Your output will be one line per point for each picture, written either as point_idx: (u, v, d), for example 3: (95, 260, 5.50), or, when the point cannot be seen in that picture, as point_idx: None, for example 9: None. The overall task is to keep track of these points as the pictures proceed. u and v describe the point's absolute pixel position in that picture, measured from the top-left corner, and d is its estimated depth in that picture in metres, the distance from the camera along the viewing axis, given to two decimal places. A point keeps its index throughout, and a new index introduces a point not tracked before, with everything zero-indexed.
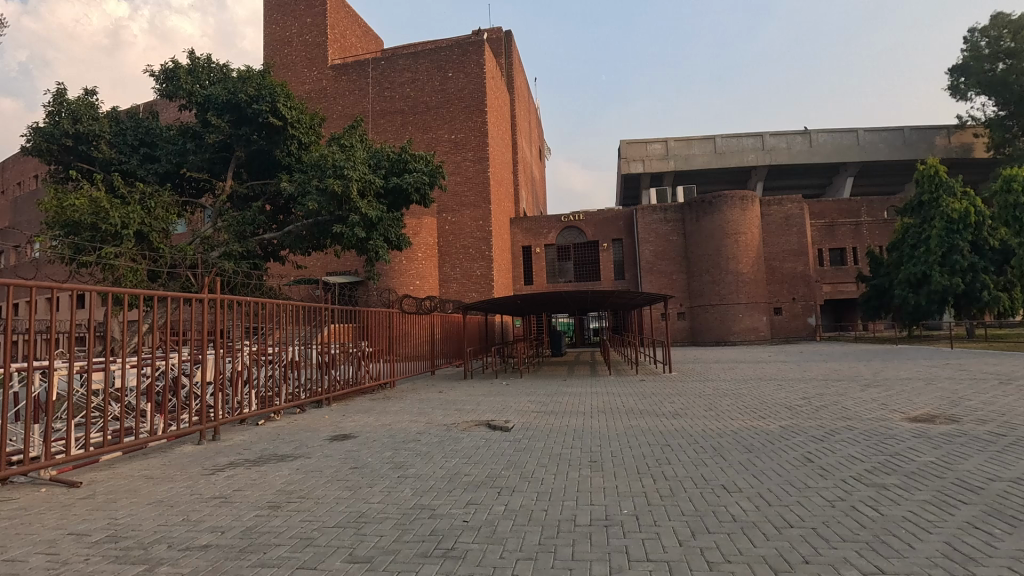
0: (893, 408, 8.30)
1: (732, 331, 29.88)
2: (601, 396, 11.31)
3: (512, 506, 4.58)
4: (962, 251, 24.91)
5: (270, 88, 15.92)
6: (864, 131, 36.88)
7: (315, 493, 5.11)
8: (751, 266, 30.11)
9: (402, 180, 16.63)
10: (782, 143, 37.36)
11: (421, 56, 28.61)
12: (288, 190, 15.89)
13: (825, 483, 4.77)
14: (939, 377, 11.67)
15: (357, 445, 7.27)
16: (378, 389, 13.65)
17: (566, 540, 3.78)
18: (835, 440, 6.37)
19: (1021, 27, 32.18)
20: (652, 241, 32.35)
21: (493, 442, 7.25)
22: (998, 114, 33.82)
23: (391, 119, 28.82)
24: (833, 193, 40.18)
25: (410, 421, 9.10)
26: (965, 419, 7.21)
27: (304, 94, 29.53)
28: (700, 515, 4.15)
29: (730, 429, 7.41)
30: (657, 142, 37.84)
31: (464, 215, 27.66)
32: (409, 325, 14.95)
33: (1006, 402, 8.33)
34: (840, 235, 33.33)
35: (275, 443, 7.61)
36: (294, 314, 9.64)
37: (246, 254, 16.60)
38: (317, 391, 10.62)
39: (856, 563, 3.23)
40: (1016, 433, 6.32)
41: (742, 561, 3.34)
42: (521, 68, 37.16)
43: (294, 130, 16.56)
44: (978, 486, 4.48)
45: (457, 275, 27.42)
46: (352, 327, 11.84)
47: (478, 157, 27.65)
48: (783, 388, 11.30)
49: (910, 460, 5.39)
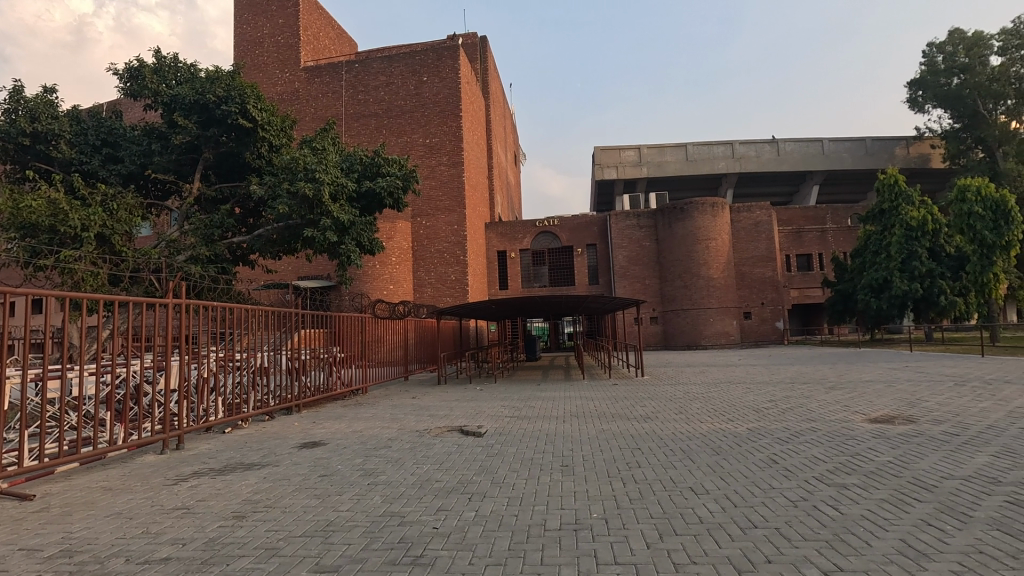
0: (855, 409, 8.56)
1: (703, 336, 30.40)
2: (575, 399, 11.38)
3: (482, 512, 4.56)
4: (921, 257, 25.78)
5: (240, 89, 15.57)
6: (828, 141, 38.18)
7: (282, 502, 5.01)
8: (722, 271, 30.69)
9: (375, 184, 16.52)
10: (751, 152, 38.31)
11: (395, 60, 28.50)
12: (259, 193, 15.54)
13: (789, 484, 4.89)
14: (900, 380, 12.11)
15: (326, 453, 7.18)
16: (350, 396, 13.46)
17: (535, 544, 3.80)
18: (799, 442, 6.52)
19: (974, 44, 33.47)
20: (626, 246, 32.75)
21: (465, 448, 7.22)
22: (954, 126, 35.34)
23: (365, 122, 28.58)
24: (800, 200, 41.33)
25: (382, 427, 9.02)
26: (922, 420, 7.47)
27: (276, 96, 29.05)
28: (669, 517, 4.21)
29: (699, 432, 7.55)
30: (630, 149, 38.46)
31: (440, 220, 27.56)
32: (382, 331, 14.78)
33: (960, 403, 8.68)
34: (806, 241, 34.30)
35: (242, 451, 7.44)
36: (263, 319, 9.47)
37: (215, 258, 16.14)
38: (287, 398, 10.42)
39: (816, 562, 3.31)
40: (967, 432, 6.59)
41: (708, 562, 3.39)
42: (496, 73, 37.23)
43: (264, 132, 16.28)
44: (932, 484, 4.65)
45: (431, 279, 27.27)
46: (324, 332, 11.72)
47: (453, 161, 27.61)
48: (752, 391, 11.57)
49: (869, 460, 5.55)
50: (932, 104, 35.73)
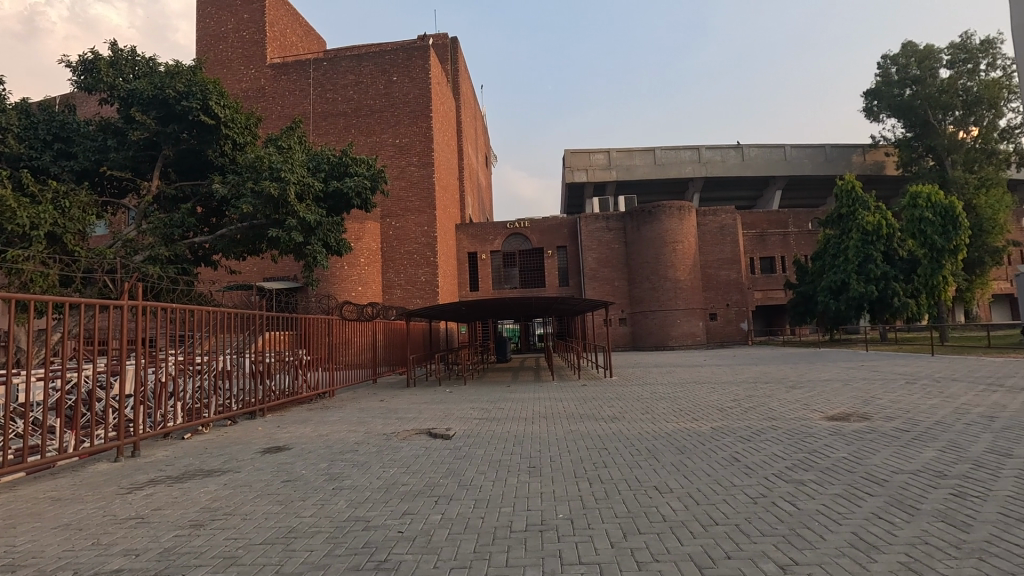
0: (814, 407, 8.83)
1: (671, 336, 30.94)
2: (543, 400, 11.44)
3: (448, 514, 4.54)
4: (876, 260, 26.86)
5: (202, 85, 15.13)
6: (790, 148, 39.38)
7: (243, 509, 4.89)
8: (688, 274, 31.33)
9: (343, 184, 16.30)
10: (717, 156, 39.22)
11: (365, 59, 28.14)
12: (221, 192, 15.11)
13: (749, 481, 5.02)
14: (857, 379, 12.53)
15: (291, 458, 7.02)
16: (316, 399, 13.21)
17: (501, 546, 3.80)
18: (759, 440, 6.69)
19: (925, 57, 34.97)
20: (595, 248, 33.11)
21: (433, 451, 7.18)
22: (906, 135, 36.87)
23: (333, 121, 28.15)
24: (764, 205, 42.46)
25: (348, 431, 8.88)
26: (876, 417, 7.77)
27: (241, 93, 28.35)
28: (633, 516, 4.27)
29: (665, 431, 7.68)
30: (600, 152, 38.93)
31: (409, 221, 27.30)
32: (349, 333, 14.56)
33: (911, 400, 9.04)
34: (769, 244, 35.28)
35: (202, 457, 7.22)
36: (225, 321, 9.18)
37: (175, 258, 15.65)
38: (250, 402, 10.14)
39: (774, 557, 3.41)
40: (916, 428, 6.89)
41: (670, 559, 3.45)
42: (467, 74, 37.18)
43: (227, 129, 15.90)
44: (883, 479, 4.85)
45: (401, 280, 26.98)
46: (290, 334, 11.51)
47: (423, 161, 27.43)
48: (716, 390, 11.81)
49: (825, 456, 5.75)
50: (886, 114, 37.20)
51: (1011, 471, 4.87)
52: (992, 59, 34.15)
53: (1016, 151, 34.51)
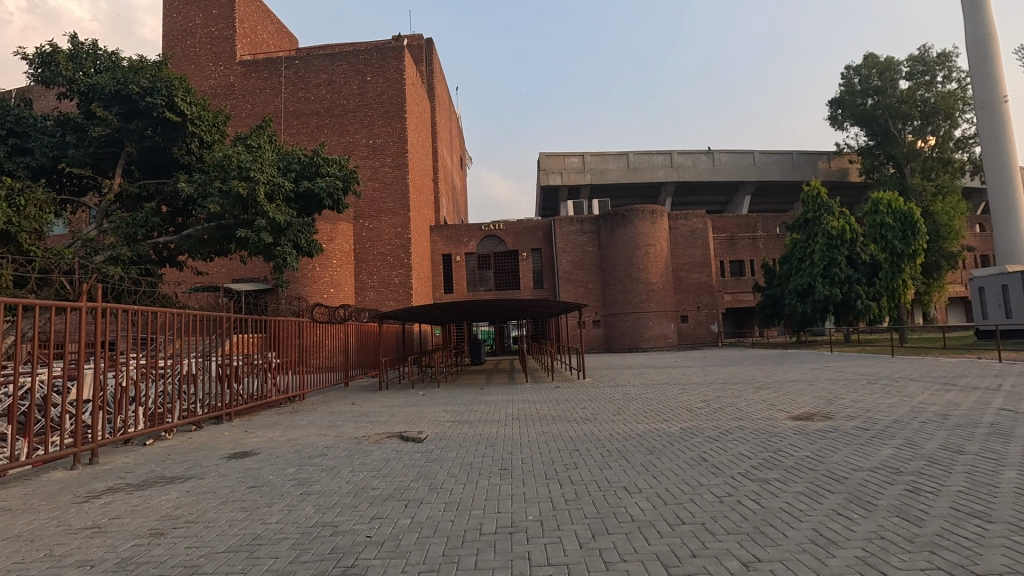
0: (780, 407, 9.05)
1: (643, 338, 31.35)
2: (516, 402, 11.46)
3: (418, 518, 4.51)
4: (840, 264, 27.63)
5: (167, 81, 14.73)
6: (759, 154, 40.34)
7: (207, 516, 4.77)
8: (660, 276, 31.83)
9: (314, 184, 16.07)
10: (689, 161, 39.95)
11: (338, 58, 27.80)
12: (187, 191, 14.71)
13: (716, 480, 5.12)
14: (823, 379, 12.89)
15: (258, 463, 6.88)
16: (286, 403, 12.96)
17: (470, 549, 3.79)
18: (727, 440, 6.82)
19: (886, 68, 36.20)
20: (569, 251, 33.36)
21: (404, 454, 7.12)
22: (868, 143, 38.11)
23: (305, 121, 27.72)
24: (733, 209, 43.38)
25: (318, 435, 8.75)
26: (839, 416, 8.01)
27: (209, 90, 27.70)
28: (602, 517, 4.31)
29: (635, 432, 7.77)
30: (574, 156, 39.24)
31: (383, 222, 27.03)
32: (321, 335, 14.34)
33: (872, 400, 9.35)
34: (739, 248, 36.06)
35: (164, 464, 7.00)
36: (190, 323, 8.94)
37: (138, 259, 15.21)
38: (217, 407, 9.89)
39: (737, 554, 3.48)
40: (876, 427, 7.12)
41: (637, 560, 3.49)
42: (442, 75, 37.04)
43: (194, 127, 15.52)
44: (843, 476, 5.00)
45: (374, 282, 26.69)
46: (260, 337, 11.27)
47: (397, 162, 27.23)
48: (686, 391, 12.01)
49: (789, 455, 5.89)
50: (849, 122, 38.38)
51: (963, 467, 5.08)
52: (947, 72, 35.56)
53: (971, 161, 35.98)
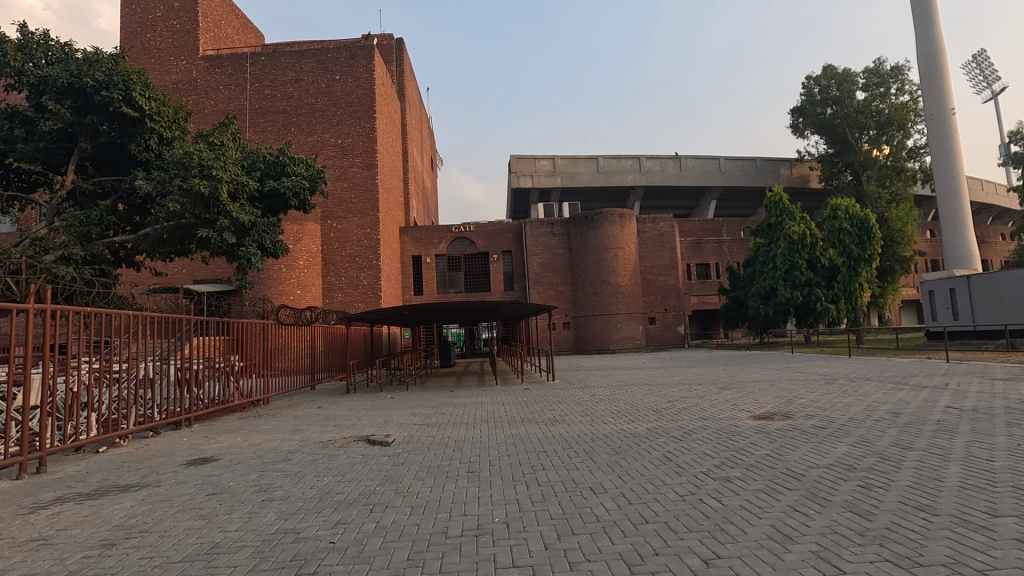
0: (742, 407, 9.25)
1: (612, 340, 31.73)
2: (486, 405, 11.45)
3: (383, 523, 4.46)
4: (801, 267, 28.43)
5: (125, 75, 14.18)
6: (724, 160, 41.37)
7: (162, 525, 4.61)
8: (629, 279, 32.32)
9: (279, 184, 15.78)
10: (657, 166, 40.67)
11: (305, 56, 27.31)
12: (145, 189, 14.20)
13: (679, 479, 5.22)
14: (783, 379, 13.30)
15: (218, 469, 6.69)
16: (249, 407, 12.64)
17: (435, 552, 3.77)
18: (690, 440, 6.95)
19: (844, 79, 37.54)
20: (540, 253, 33.53)
21: (370, 458, 7.03)
22: (827, 151, 39.47)
23: (271, 119, 27.11)
24: (699, 213, 44.33)
25: (281, 440, 8.54)
26: (797, 415, 8.26)
27: (169, 85, 26.83)
28: (568, 518, 4.33)
29: (602, 433, 7.85)
30: (545, 159, 39.45)
31: (351, 223, 26.65)
32: (286, 338, 14.05)
33: (828, 399, 9.68)
34: (705, 251, 36.88)
35: (117, 471, 6.74)
36: (148, 326, 8.64)
37: (91, 258, 14.66)
38: (175, 412, 9.59)
39: (698, 551, 3.55)
40: (831, 425, 7.38)
41: (601, 559, 3.52)
42: (412, 76, 36.74)
43: (153, 122, 15.03)
44: (801, 473, 5.15)
45: (342, 284, 26.28)
46: (222, 339, 10.98)
47: (366, 163, 26.91)
48: (653, 392, 12.22)
49: (750, 454, 6.05)
50: (810, 131, 39.66)
51: (911, 463, 5.31)
52: (900, 85, 37.12)
53: (922, 169, 37.63)
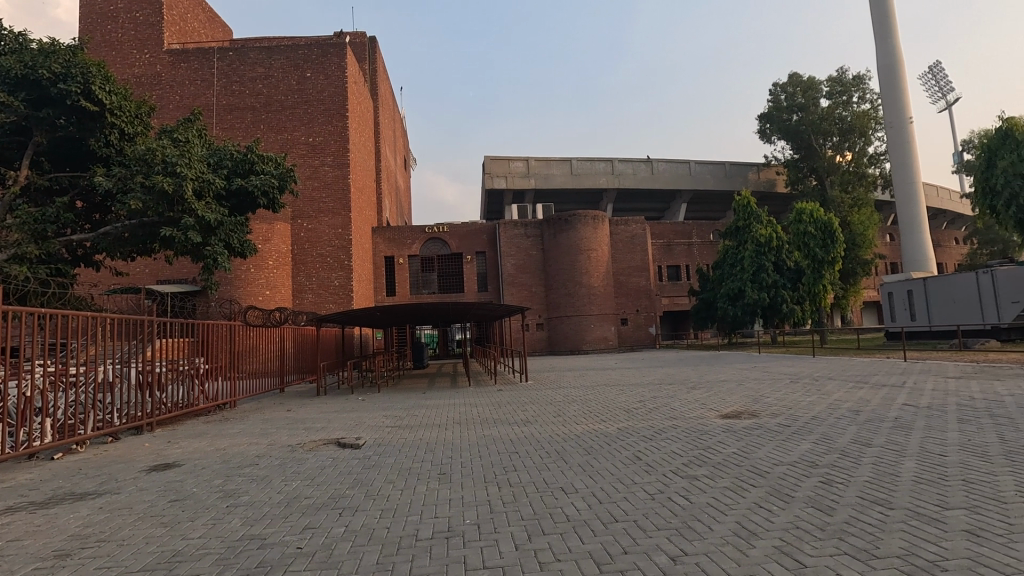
0: (710, 407, 9.41)
1: (585, 341, 31.99)
2: (458, 406, 11.42)
3: (352, 526, 4.40)
4: (767, 269, 29.18)
5: (83, 67, 13.69)
6: (695, 164, 42.17)
7: (121, 534, 4.45)
8: (602, 280, 32.63)
9: (247, 182, 15.44)
10: (629, 169, 41.20)
11: (275, 52, 26.80)
12: (105, 185, 13.71)
13: (649, 478, 5.29)
14: (750, 379, 13.62)
15: (181, 475, 6.51)
16: (215, 411, 12.32)
17: (404, 556, 3.73)
18: (660, 439, 7.06)
19: (808, 86, 38.63)
20: (514, 254, 33.59)
21: (340, 461, 6.93)
22: (793, 156, 40.58)
23: (239, 115, 26.49)
24: (670, 216, 45.08)
25: (249, 444, 8.34)
26: (762, 414, 8.47)
27: (132, 79, 25.97)
28: (538, 519, 4.34)
29: (573, 433, 7.92)
30: (519, 160, 39.55)
31: (322, 223, 26.26)
32: (255, 339, 13.76)
33: (792, 397, 9.95)
34: (676, 253, 37.53)
35: (74, 479, 6.49)
36: (109, 327, 8.36)
37: (47, 258, 14.10)
38: (137, 416, 9.29)
39: (665, 549, 3.60)
40: (795, 424, 7.58)
41: (571, 558, 3.55)
42: (385, 74, 36.38)
43: (113, 117, 14.54)
44: (766, 471, 5.29)
45: (312, 284, 25.85)
46: (187, 341, 10.69)
47: (338, 162, 26.55)
48: (624, 392, 12.38)
49: (717, 452, 6.17)
50: (776, 136, 40.70)
51: (869, 459, 5.50)
52: (861, 93, 38.40)
53: (882, 175, 38.99)
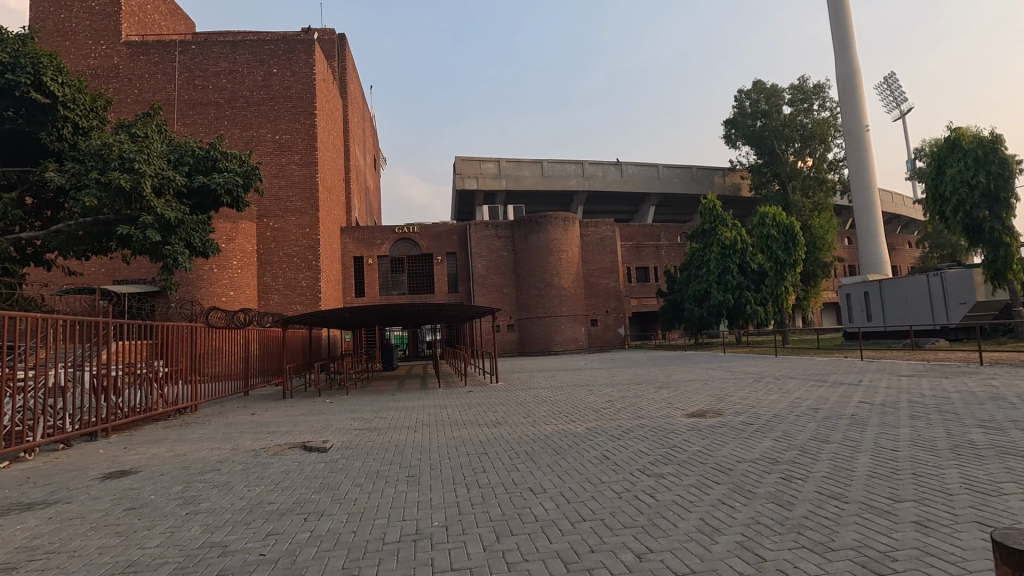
0: (677, 406, 9.58)
1: (556, 341, 32.18)
2: (428, 408, 11.32)
3: (317, 532, 4.32)
4: (732, 271, 29.91)
5: (34, 57, 13.10)
6: (663, 167, 42.93)
7: (73, 545, 4.27)
8: (572, 281, 32.89)
9: (209, 179, 15.00)
10: (599, 172, 41.67)
11: (240, 46, 26.10)
12: (57, 181, 13.12)
13: (616, 477, 5.36)
14: (715, 378, 13.92)
15: (138, 482, 6.28)
16: (175, 415, 11.93)
17: (371, 560, 3.69)
18: (628, 438, 7.16)
19: (771, 94, 39.76)
20: (484, 256, 33.55)
21: (306, 466, 6.78)
22: (757, 161, 41.71)
23: (202, 111, 25.73)
24: (639, 218, 45.77)
25: (210, 449, 8.11)
26: (726, 412, 8.68)
27: (87, 70, 24.96)
28: (507, 519, 4.35)
29: (543, 433, 7.95)
30: (490, 161, 39.52)
31: (289, 222, 25.73)
32: (218, 341, 13.37)
33: (755, 396, 10.21)
34: (644, 255, 38.13)
35: (21, 488, 6.19)
36: (62, 329, 8.02)
37: None
38: (90, 422, 8.92)
39: (632, 546, 3.66)
40: (757, 422, 7.79)
41: (538, 558, 3.57)
42: (354, 72, 35.90)
43: (67, 110, 13.95)
44: (729, 468, 5.41)
45: (278, 285, 25.30)
46: (145, 343, 10.31)
47: (306, 160, 26.07)
48: (593, 392, 12.51)
49: (682, 450, 6.29)
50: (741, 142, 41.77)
51: (827, 455, 5.70)
52: (822, 101, 39.71)
53: (840, 181, 40.39)
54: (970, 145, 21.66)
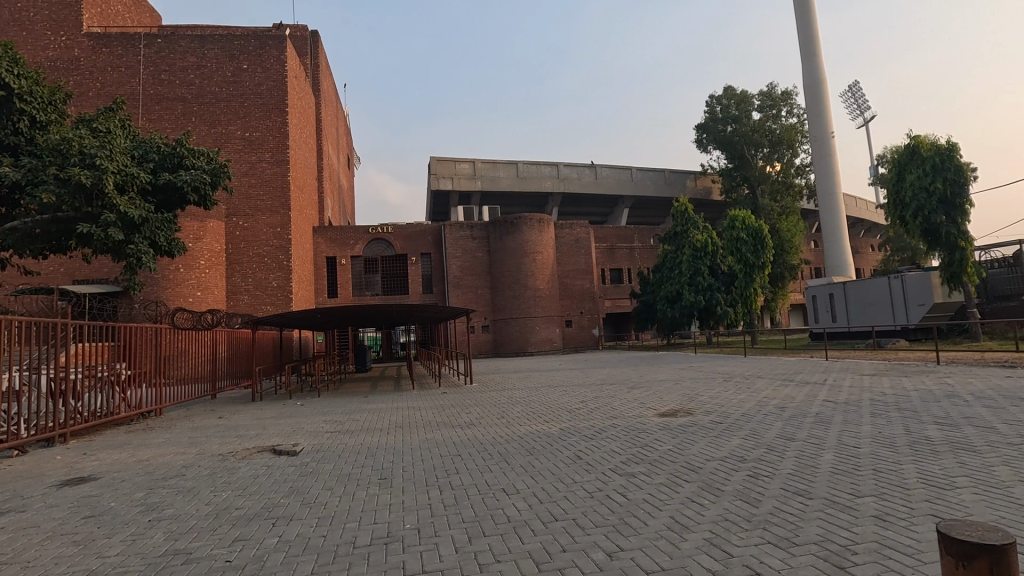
0: (649, 406, 9.72)
1: (530, 342, 32.26)
2: (401, 409, 11.22)
3: (286, 537, 4.24)
4: (703, 273, 30.48)
5: None
6: (637, 170, 43.47)
7: (25, 556, 4.10)
8: (547, 283, 33.03)
9: (175, 177, 14.61)
10: (574, 174, 41.96)
11: (208, 41, 25.46)
12: (12, 177, 12.60)
13: (588, 476, 5.41)
14: (686, 378, 14.16)
15: (98, 489, 6.06)
16: (138, 419, 11.58)
17: (340, 565, 3.63)
18: (600, 438, 7.23)
19: (742, 99, 40.62)
20: (459, 256, 33.42)
21: (275, 469, 6.65)
22: (728, 165, 42.57)
23: (168, 106, 25.04)
24: (613, 221, 46.24)
25: (175, 454, 7.89)
26: (696, 411, 8.84)
27: (46, 62, 24.04)
28: (479, 520, 4.34)
29: (517, 434, 7.96)
30: (465, 162, 39.42)
31: (260, 221, 25.22)
32: (184, 343, 13.02)
33: (725, 395, 10.43)
34: (618, 257, 38.56)
35: None
36: (18, 331, 7.71)
37: None
38: (47, 427, 8.59)
39: (603, 545, 3.69)
40: (727, 420, 7.95)
41: (510, 559, 3.57)
42: (327, 70, 35.39)
43: (23, 103, 13.41)
44: (698, 466, 5.52)
45: (248, 285, 24.76)
46: (107, 346, 9.95)
47: (277, 159, 25.60)
48: (567, 392, 12.59)
49: (653, 449, 6.38)
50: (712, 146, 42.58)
51: (792, 452, 5.85)
52: (789, 108, 40.74)
53: (807, 185, 41.50)
54: (928, 152, 22.50)
